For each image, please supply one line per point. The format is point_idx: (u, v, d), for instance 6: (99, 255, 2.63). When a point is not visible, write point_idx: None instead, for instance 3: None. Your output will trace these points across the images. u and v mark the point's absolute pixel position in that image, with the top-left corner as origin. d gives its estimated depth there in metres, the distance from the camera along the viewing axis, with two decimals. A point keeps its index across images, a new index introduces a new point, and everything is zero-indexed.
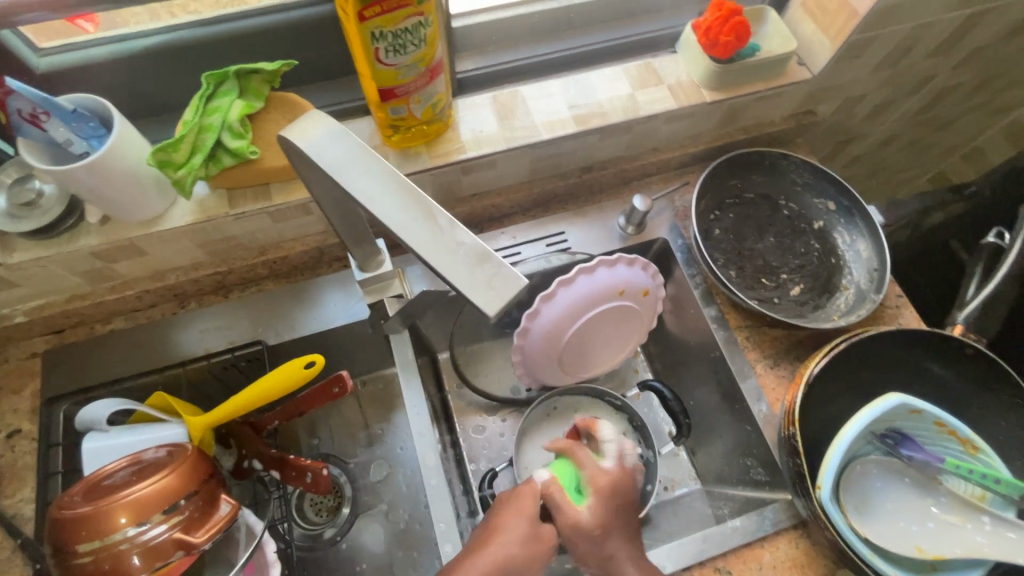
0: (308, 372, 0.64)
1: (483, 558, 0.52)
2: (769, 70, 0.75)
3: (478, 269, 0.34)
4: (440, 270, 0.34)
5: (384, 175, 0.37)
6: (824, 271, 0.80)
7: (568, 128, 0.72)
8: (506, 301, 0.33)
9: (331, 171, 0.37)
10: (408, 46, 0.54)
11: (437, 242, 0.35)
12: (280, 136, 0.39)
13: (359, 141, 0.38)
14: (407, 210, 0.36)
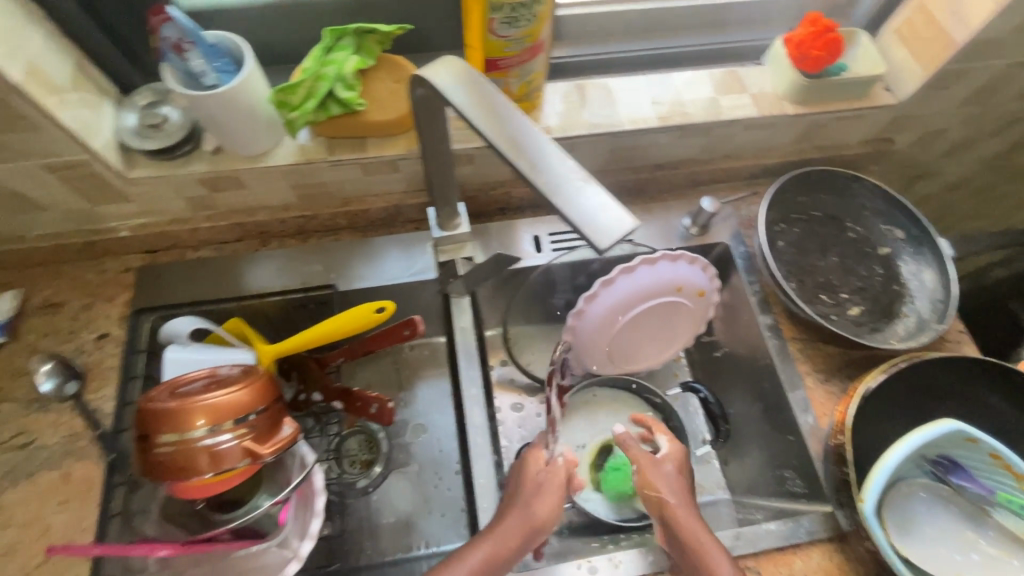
0: (378, 317, 0.68)
1: (494, 534, 0.56)
2: (854, 90, 0.76)
3: (588, 205, 0.37)
4: (563, 209, 0.37)
5: (510, 120, 0.41)
6: (885, 296, 0.79)
7: (650, 124, 0.74)
8: (613, 237, 0.36)
9: (462, 109, 0.42)
10: (521, 21, 0.58)
11: (563, 185, 0.38)
12: (417, 77, 0.44)
13: (487, 89, 0.43)
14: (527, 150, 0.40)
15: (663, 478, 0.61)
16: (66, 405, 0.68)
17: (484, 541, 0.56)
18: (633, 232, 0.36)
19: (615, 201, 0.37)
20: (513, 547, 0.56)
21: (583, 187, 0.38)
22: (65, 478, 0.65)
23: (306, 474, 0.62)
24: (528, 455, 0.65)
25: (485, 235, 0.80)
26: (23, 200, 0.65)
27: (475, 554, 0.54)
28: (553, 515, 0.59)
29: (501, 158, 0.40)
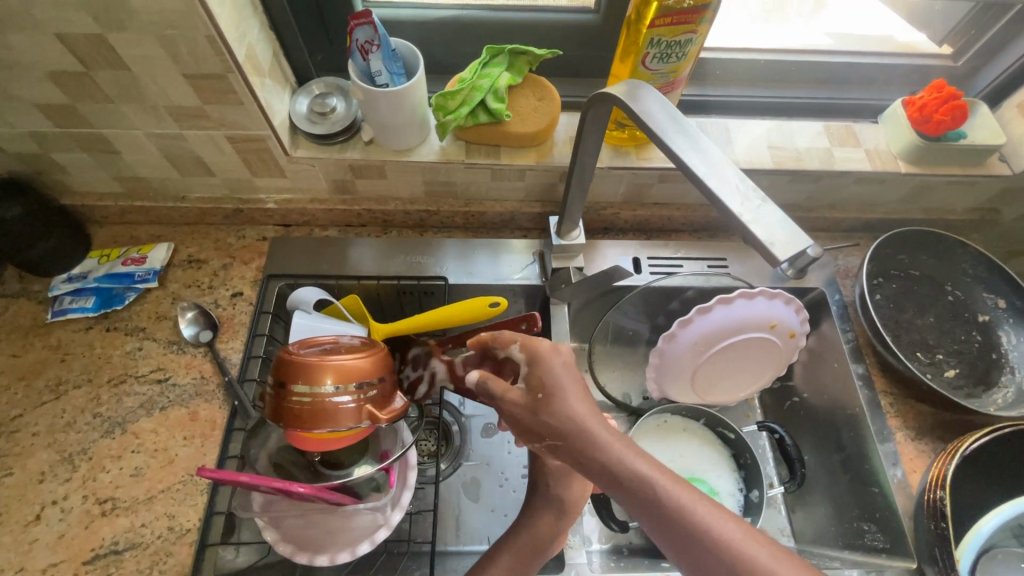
0: (491, 311, 0.73)
1: (528, 529, 0.62)
2: (970, 157, 0.78)
3: (768, 222, 0.43)
4: (745, 224, 0.43)
5: (694, 142, 0.49)
6: (983, 363, 0.79)
7: (765, 165, 0.78)
8: (791, 251, 0.41)
9: (651, 127, 0.50)
10: (671, 57, 0.63)
11: (744, 204, 0.44)
12: (603, 97, 0.53)
13: (674, 114, 0.51)
14: (710, 168, 0.47)
15: (546, 407, 0.46)
16: (200, 351, 0.75)
17: (522, 535, 0.62)
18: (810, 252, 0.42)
19: (793, 223, 0.43)
20: (546, 537, 0.62)
21: (763, 207, 0.43)
22: (193, 416, 0.71)
23: (406, 448, 0.67)
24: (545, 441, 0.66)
25: (588, 251, 0.84)
26: (199, 164, 0.74)
27: (512, 546, 0.61)
28: (578, 502, 0.64)
29: (683, 170, 0.47)
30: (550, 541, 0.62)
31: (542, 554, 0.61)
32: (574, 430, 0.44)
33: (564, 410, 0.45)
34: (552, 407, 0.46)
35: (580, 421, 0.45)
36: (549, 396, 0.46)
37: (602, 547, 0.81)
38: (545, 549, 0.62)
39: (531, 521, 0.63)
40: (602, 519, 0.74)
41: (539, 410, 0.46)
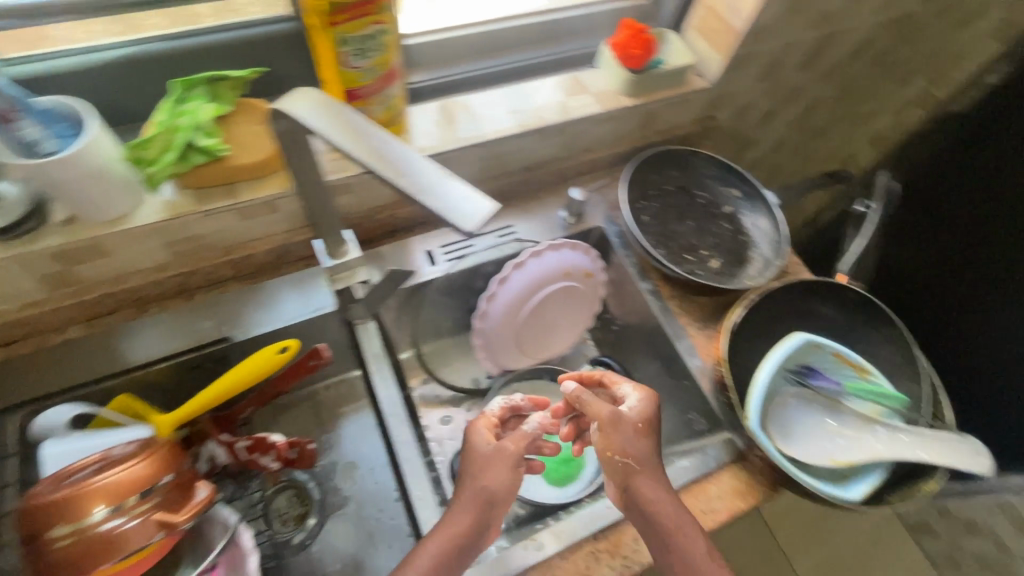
0: (282, 358, 0.67)
1: (457, 519, 0.60)
2: (673, 79, 0.89)
3: (454, 198, 0.44)
4: (443, 212, 0.43)
5: (372, 137, 0.47)
6: (736, 246, 0.93)
7: (511, 130, 0.81)
8: (479, 221, 0.43)
9: (322, 134, 0.46)
10: (371, 52, 0.62)
11: (440, 191, 0.44)
12: (273, 114, 0.47)
13: (344, 113, 0.48)
14: (391, 161, 0.45)
15: (619, 437, 0.62)
16: None
17: (449, 527, 0.60)
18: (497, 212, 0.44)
19: (475, 192, 0.45)
20: (473, 530, 0.60)
21: (457, 191, 0.45)
22: None
23: (230, 535, 0.60)
24: (473, 432, 0.67)
25: (378, 258, 0.83)
26: None
27: (438, 543, 0.59)
28: (506, 491, 0.63)
29: (368, 172, 0.45)
30: (477, 535, 0.61)
31: (467, 549, 0.60)
32: (637, 458, 0.62)
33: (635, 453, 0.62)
34: (647, 443, 0.63)
35: (648, 457, 0.63)
36: (651, 435, 0.64)
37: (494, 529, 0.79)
38: (472, 543, 0.60)
39: (462, 507, 0.61)
40: None
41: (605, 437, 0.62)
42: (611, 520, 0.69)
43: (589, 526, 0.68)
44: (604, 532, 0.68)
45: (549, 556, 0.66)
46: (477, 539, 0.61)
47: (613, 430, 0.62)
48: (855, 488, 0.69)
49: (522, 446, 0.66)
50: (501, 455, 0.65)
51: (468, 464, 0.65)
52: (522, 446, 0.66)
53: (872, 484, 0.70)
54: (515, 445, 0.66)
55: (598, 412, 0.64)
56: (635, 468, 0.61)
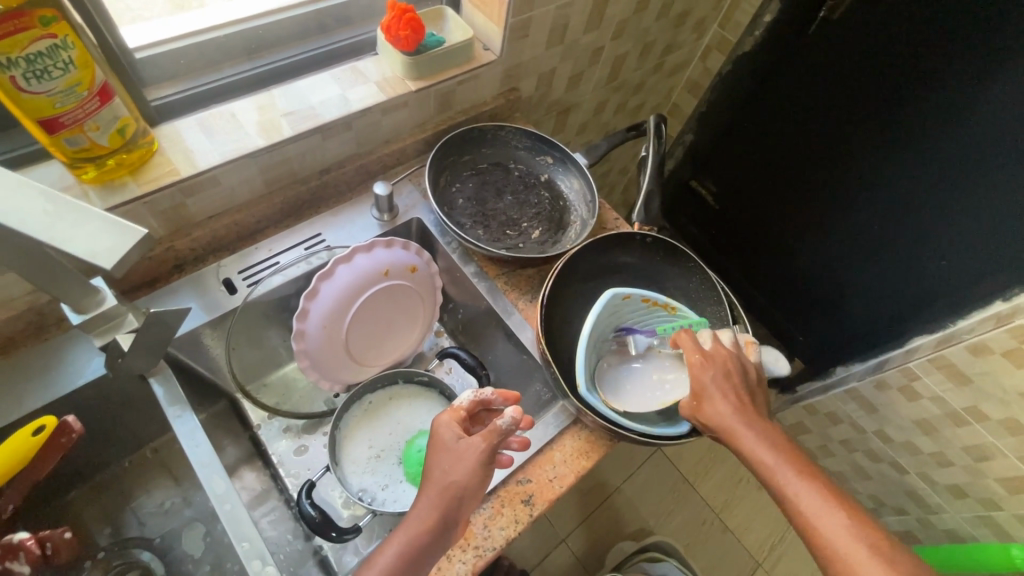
0: (39, 439, 0.57)
1: (418, 512, 0.61)
2: (457, 56, 0.87)
3: (97, 230, 0.41)
4: (59, 245, 0.39)
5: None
6: (555, 213, 0.94)
7: (288, 134, 0.76)
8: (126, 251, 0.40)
9: None
10: (52, 71, 0.53)
11: (54, 222, 0.40)
12: None
13: None
14: (15, 201, 0.40)
15: (719, 390, 0.66)
16: None
17: (414, 521, 0.60)
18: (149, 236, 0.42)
19: (118, 218, 0.41)
20: (441, 521, 0.60)
21: (78, 219, 0.41)
22: None
23: None
24: (440, 427, 0.65)
25: (166, 302, 0.75)
26: None
27: (403, 536, 0.59)
28: (472, 485, 0.61)
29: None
30: (445, 525, 0.60)
31: (438, 539, 0.60)
32: (732, 419, 0.65)
33: (722, 404, 0.65)
34: (733, 395, 0.66)
35: (737, 408, 0.66)
36: (739, 385, 0.67)
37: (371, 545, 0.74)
38: (441, 534, 0.60)
39: (424, 500, 0.61)
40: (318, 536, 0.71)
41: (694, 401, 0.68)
42: None
43: None
44: None
45: None
46: (434, 541, 0.60)
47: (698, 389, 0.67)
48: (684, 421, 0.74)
49: (492, 441, 0.62)
50: (462, 449, 0.62)
51: (435, 456, 0.64)
52: (490, 442, 0.62)
53: None
54: (485, 440, 0.62)
55: (691, 354, 0.68)
56: (733, 424, 0.65)
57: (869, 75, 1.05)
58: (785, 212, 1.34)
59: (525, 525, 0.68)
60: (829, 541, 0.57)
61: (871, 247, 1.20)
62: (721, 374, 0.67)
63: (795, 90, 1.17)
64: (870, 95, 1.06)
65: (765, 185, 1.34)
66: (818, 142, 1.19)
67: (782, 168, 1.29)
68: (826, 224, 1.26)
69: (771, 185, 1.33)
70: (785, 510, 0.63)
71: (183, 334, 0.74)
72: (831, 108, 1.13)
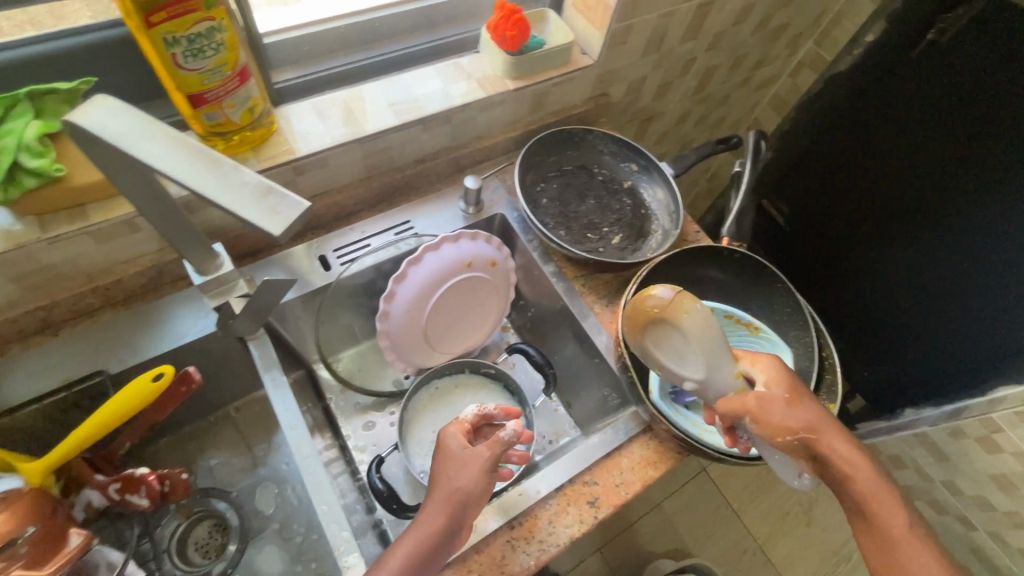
0: (158, 386, 0.62)
1: (427, 517, 0.60)
2: (556, 58, 0.89)
3: (265, 199, 0.42)
4: (238, 212, 0.41)
5: (176, 142, 0.43)
6: (637, 220, 0.94)
7: (392, 123, 0.79)
8: (291, 222, 0.41)
9: (115, 141, 0.42)
10: (206, 51, 0.58)
11: (233, 191, 0.42)
12: (62, 124, 0.42)
13: (140, 116, 0.43)
14: (194, 164, 0.42)
15: (793, 406, 0.60)
16: None
17: (424, 525, 0.60)
18: (310, 211, 0.42)
19: (286, 189, 0.42)
20: (448, 526, 0.60)
21: (254, 188, 0.42)
22: None
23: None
24: (447, 436, 0.65)
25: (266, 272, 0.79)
26: None
27: (415, 537, 0.59)
28: (480, 492, 0.62)
29: (171, 180, 0.42)
30: (452, 529, 0.60)
31: (445, 542, 0.60)
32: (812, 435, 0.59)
33: (797, 412, 0.59)
34: (805, 409, 0.60)
35: (817, 425, 0.59)
36: (806, 402, 0.61)
37: None
38: (450, 536, 0.60)
39: (433, 505, 0.61)
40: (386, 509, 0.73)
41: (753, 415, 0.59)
42: (525, 506, 0.68)
43: (502, 515, 0.67)
44: (519, 520, 0.68)
45: (463, 550, 0.65)
46: (444, 543, 0.60)
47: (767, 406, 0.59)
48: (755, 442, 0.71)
49: (498, 450, 0.63)
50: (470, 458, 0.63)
51: (439, 462, 0.64)
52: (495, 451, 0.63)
53: None
54: (490, 449, 0.63)
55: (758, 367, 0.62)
56: (807, 442, 0.59)
57: (958, 101, 0.99)
58: (866, 238, 1.24)
59: (590, 526, 0.69)
60: (902, 550, 0.56)
61: (939, 285, 1.13)
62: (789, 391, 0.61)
63: (874, 111, 1.13)
64: (962, 122, 1.00)
65: (849, 208, 1.25)
66: (892, 166, 1.13)
67: (851, 187, 1.23)
68: (887, 254, 1.21)
69: (855, 208, 1.24)
70: (859, 533, 0.60)
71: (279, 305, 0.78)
72: (910, 130, 1.08)
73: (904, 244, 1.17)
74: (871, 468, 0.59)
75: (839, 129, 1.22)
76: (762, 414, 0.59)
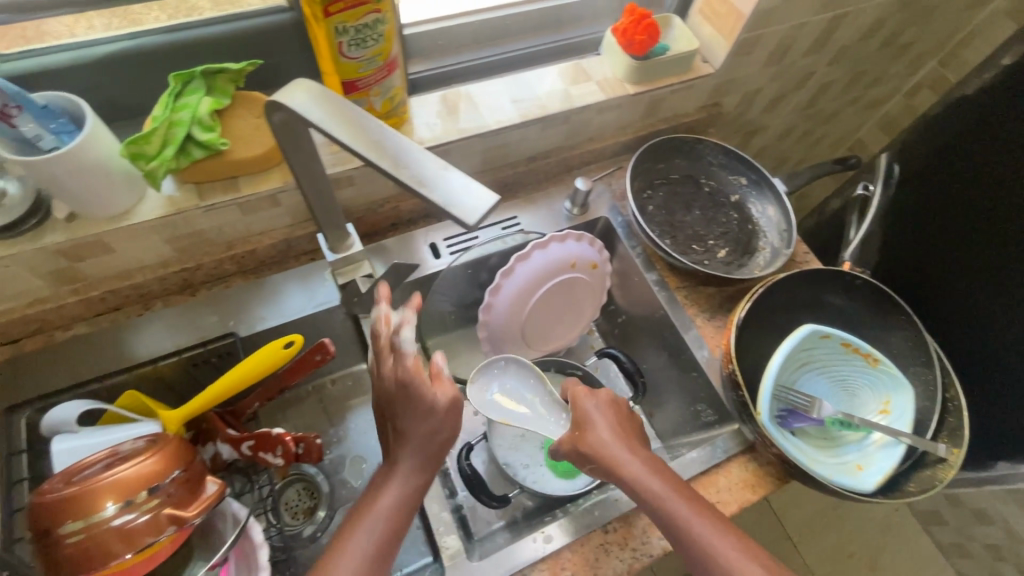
0: (288, 353, 0.66)
1: (379, 509, 0.54)
2: (679, 65, 0.87)
3: (453, 189, 0.40)
4: (430, 194, 0.40)
5: (370, 126, 0.43)
6: (743, 236, 0.91)
7: (514, 120, 0.80)
8: (481, 215, 0.39)
9: (318, 123, 0.43)
10: (368, 41, 0.61)
11: (426, 175, 0.41)
12: (269, 105, 0.45)
13: (339, 101, 0.44)
14: (388, 148, 0.42)
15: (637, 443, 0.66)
16: None
17: (373, 520, 0.54)
18: (499, 206, 0.40)
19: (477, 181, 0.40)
20: (398, 516, 0.55)
21: (446, 173, 0.41)
22: None
23: (241, 529, 0.58)
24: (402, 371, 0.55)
25: (380, 254, 0.82)
26: None
27: (371, 530, 0.53)
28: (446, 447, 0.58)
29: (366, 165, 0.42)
30: (402, 522, 0.55)
31: (396, 537, 0.54)
32: (607, 455, 0.63)
33: (603, 436, 0.65)
34: (632, 442, 0.65)
35: (614, 455, 0.63)
36: (632, 435, 0.66)
37: (502, 522, 0.83)
38: (400, 529, 0.55)
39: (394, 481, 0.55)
40: (477, 498, 0.76)
41: (594, 440, 0.65)
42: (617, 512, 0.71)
43: (594, 519, 0.70)
44: (613, 524, 0.70)
45: (556, 548, 0.68)
46: (404, 523, 0.55)
47: (613, 434, 0.65)
48: (868, 479, 0.67)
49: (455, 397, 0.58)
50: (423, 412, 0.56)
51: (399, 413, 0.56)
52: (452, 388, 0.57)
53: (887, 475, 0.67)
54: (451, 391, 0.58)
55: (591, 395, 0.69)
56: (622, 464, 0.63)
57: None
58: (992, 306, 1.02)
59: None
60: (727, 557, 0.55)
61: None
62: (609, 419, 0.67)
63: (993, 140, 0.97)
64: None
65: (965, 268, 1.05)
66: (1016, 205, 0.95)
67: (946, 243, 1.08)
68: (1004, 317, 1.01)
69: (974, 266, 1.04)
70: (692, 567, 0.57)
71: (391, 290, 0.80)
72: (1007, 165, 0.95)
73: (1023, 302, 0.97)
74: (682, 485, 0.61)
75: (923, 176, 1.10)
76: (587, 444, 0.65)
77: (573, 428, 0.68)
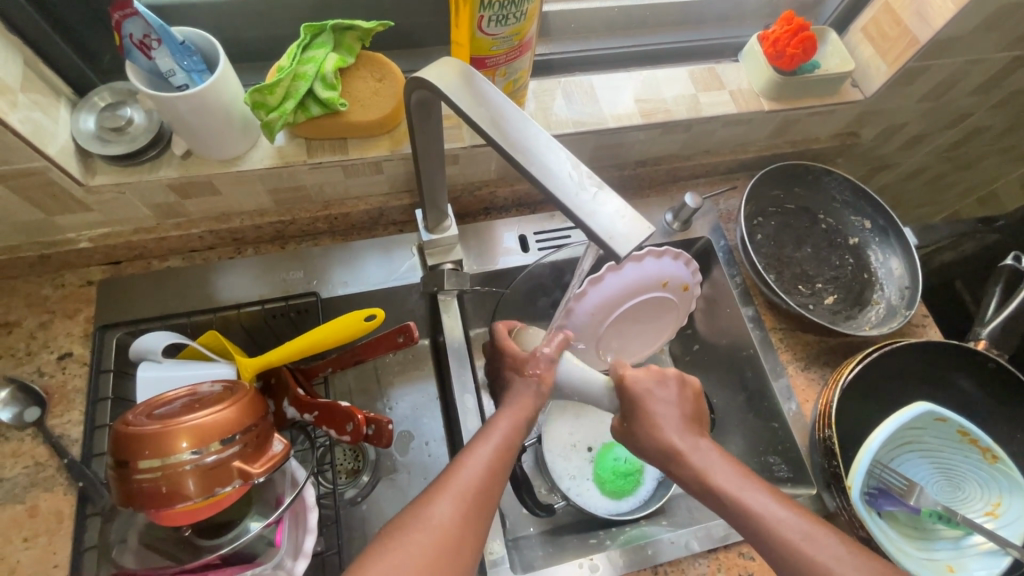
0: (368, 325, 0.64)
1: (470, 473, 0.49)
2: (825, 87, 0.79)
3: (596, 209, 0.37)
4: (582, 217, 0.37)
5: (517, 121, 0.42)
6: (856, 284, 0.83)
7: (634, 120, 0.75)
8: (629, 247, 0.36)
9: (466, 110, 0.42)
10: (510, 18, 0.56)
11: (578, 195, 0.38)
12: (416, 79, 0.44)
13: (485, 90, 0.43)
14: (535, 145, 0.40)
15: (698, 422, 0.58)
16: (28, 433, 0.63)
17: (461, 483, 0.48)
18: (649, 238, 0.37)
19: (631, 207, 0.38)
20: (482, 491, 0.49)
21: (600, 196, 0.38)
22: (32, 511, 0.60)
23: (298, 492, 0.58)
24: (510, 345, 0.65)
25: (466, 235, 0.80)
26: None
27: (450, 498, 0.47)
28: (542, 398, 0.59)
29: (507, 162, 0.40)
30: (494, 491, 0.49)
31: (499, 484, 0.50)
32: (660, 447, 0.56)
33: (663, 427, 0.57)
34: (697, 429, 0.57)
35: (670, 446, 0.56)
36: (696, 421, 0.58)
37: (538, 529, 0.79)
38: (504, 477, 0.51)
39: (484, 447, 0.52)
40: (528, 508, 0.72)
41: (651, 427, 0.57)
42: (672, 556, 0.67)
43: (648, 558, 0.67)
44: (664, 567, 0.67)
45: None
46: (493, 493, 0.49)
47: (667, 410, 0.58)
48: None
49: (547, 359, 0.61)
50: (527, 390, 0.58)
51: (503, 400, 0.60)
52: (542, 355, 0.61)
53: None
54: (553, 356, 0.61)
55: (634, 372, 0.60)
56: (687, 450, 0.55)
57: None
58: None
59: None
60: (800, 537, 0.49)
61: None
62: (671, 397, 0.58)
63: None
64: None
65: None
66: None
67: None
68: None
69: None
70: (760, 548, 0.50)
71: (471, 274, 0.78)
72: None
73: None
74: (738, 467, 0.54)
75: None
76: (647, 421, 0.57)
77: (625, 410, 0.59)
